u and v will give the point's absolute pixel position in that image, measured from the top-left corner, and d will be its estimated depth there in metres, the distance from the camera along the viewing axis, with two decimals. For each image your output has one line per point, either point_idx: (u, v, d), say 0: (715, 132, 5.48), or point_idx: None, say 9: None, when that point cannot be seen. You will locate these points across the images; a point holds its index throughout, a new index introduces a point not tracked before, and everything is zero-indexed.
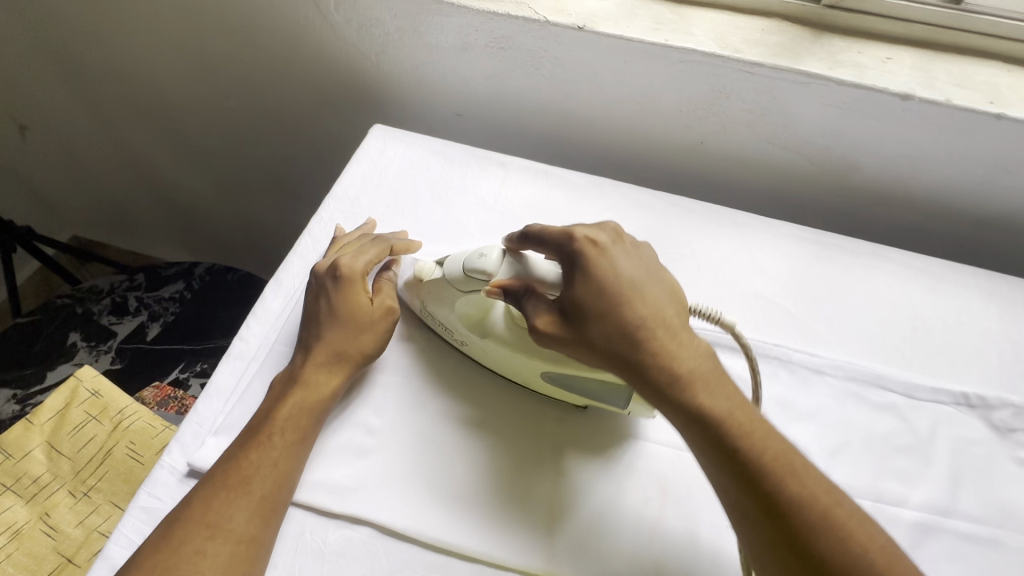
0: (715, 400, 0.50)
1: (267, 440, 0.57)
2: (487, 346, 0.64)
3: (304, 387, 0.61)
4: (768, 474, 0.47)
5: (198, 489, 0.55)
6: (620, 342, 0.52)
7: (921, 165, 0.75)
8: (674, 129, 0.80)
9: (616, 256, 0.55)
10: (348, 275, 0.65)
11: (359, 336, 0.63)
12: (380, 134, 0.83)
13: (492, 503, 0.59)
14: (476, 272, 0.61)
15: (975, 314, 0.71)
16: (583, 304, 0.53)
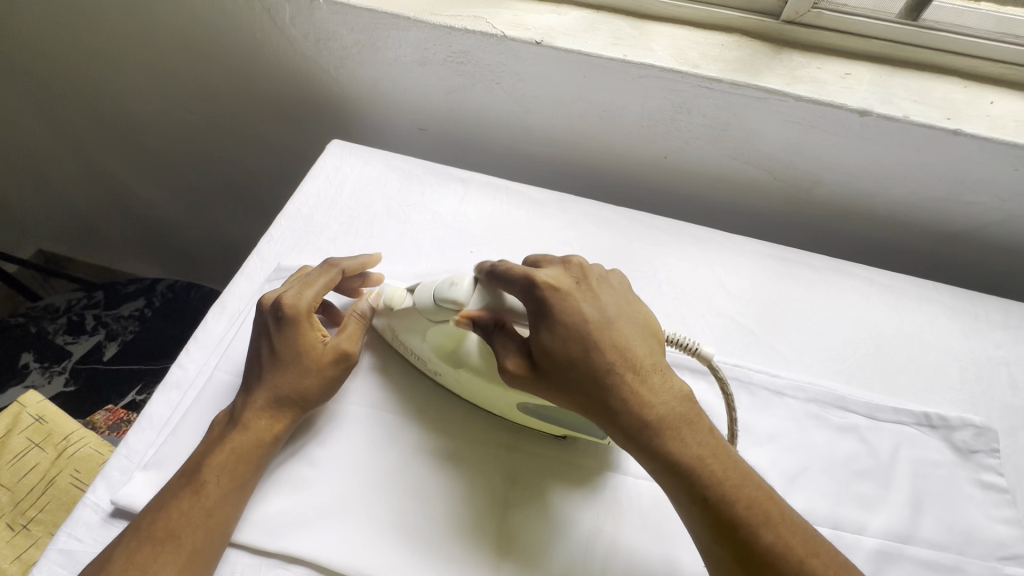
0: (695, 457, 0.43)
1: (196, 489, 0.45)
2: (460, 377, 0.52)
3: (245, 424, 0.49)
4: (744, 524, 0.40)
5: (95, 565, 0.43)
6: (589, 389, 0.44)
7: (885, 182, 0.70)
8: (637, 142, 0.75)
9: (578, 288, 0.47)
10: (294, 313, 0.51)
11: (310, 376, 0.51)
12: (337, 149, 0.74)
13: (434, 540, 0.48)
14: (447, 303, 0.50)
15: (938, 330, 0.65)
16: (544, 346, 0.45)
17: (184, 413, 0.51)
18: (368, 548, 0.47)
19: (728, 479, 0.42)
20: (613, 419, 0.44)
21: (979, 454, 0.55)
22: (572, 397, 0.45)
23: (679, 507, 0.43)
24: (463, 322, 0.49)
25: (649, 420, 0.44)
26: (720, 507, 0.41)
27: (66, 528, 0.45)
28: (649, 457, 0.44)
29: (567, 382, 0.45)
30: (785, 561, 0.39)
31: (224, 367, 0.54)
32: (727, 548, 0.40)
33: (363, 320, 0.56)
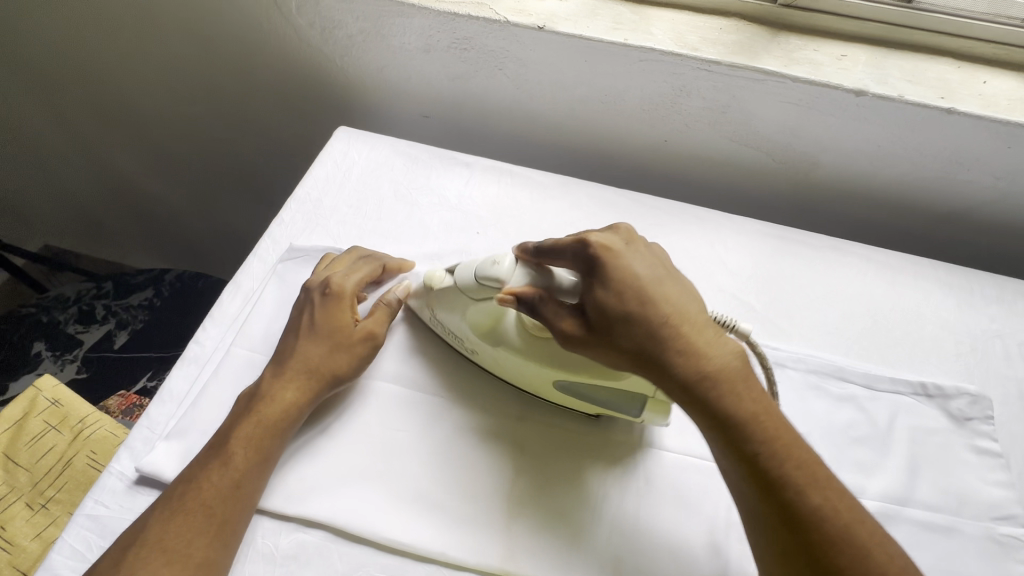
0: (750, 414, 0.42)
1: (226, 461, 0.46)
2: (498, 356, 0.53)
3: (272, 397, 0.50)
4: (791, 484, 0.40)
5: (125, 538, 0.43)
6: (643, 343, 0.43)
7: (880, 162, 0.72)
8: (638, 126, 0.77)
9: (630, 245, 0.47)
10: (337, 290, 0.54)
11: (339, 353, 0.52)
12: (344, 135, 0.76)
13: (448, 504, 0.49)
14: (490, 281, 0.49)
15: (933, 305, 0.67)
16: (598, 299, 0.44)
17: (203, 387, 0.53)
18: (381, 511, 0.48)
19: (780, 438, 0.41)
20: (667, 373, 0.43)
21: (974, 421, 0.57)
22: (623, 352, 0.44)
23: (727, 464, 0.42)
24: (508, 301, 0.47)
25: (704, 376, 0.42)
26: (772, 466, 0.40)
27: (93, 495, 0.47)
28: (702, 412, 0.42)
29: (620, 336, 0.43)
30: (829, 521, 0.39)
31: (240, 344, 0.55)
32: (776, 507, 0.40)
33: (387, 306, 0.56)
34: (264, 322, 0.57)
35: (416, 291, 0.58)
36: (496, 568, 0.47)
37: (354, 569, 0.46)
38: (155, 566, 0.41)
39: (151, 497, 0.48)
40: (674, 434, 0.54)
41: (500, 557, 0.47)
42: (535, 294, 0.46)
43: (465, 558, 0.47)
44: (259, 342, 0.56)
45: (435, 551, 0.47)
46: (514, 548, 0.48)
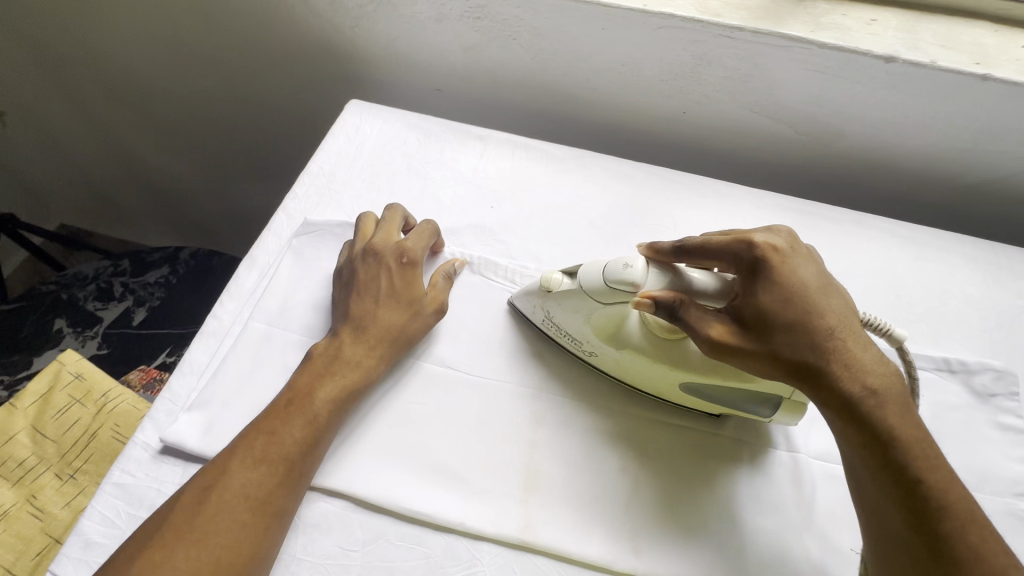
0: (912, 440, 0.40)
1: (311, 418, 0.47)
2: (623, 360, 0.51)
3: (355, 360, 0.50)
4: (947, 516, 0.38)
5: (201, 478, 0.44)
6: (799, 352, 0.42)
7: (908, 133, 0.69)
8: (655, 96, 0.74)
9: (797, 252, 0.46)
10: (412, 257, 0.55)
11: (415, 320, 0.54)
12: (356, 109, 0.75)
13: (468, 476, 0.49)
14: (623, 286, 0.47)
15: (958, 280, 0.65)
16: (758, 302, 0.44)
17: (223, 360, 0.53)
18: (404, 479, 0.48)
19: (941, 469, 0.40)
20: (826, 387, 0.42)
21: (998, 397, 0.56)
22: (780, 360, 0.43)
23: (873, 486, 0.41)
24: (646, 305, 0.45)
25: (868, 395, 0.41)
26: (930, 495, 0.39)
27: (120, 464, 0.48)
28: (859, 429, 0.41)
29: (780, 343, 0.43)
30: (990, 561, 0.37)
31: (258, 317, 0.56)
32: (927, 536, 0.38)
33: (448, 274, 0.58)
34: (278, 297, 0.57)
35: (528, 289, 0.55)
36: (516, 539, 0.46)
37: (375, 538, 0.46)
38: (236, 509, 0.42)
39: (175, 467, 0.48)
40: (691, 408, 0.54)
41: (521, 528, 0.47)
42: (676, 299, 0.45)
43: (485, 528, 0.46)
44: (277, 316, 0.56)
45: (455, 521, 0.47)
46: (534, 519, 0.47)
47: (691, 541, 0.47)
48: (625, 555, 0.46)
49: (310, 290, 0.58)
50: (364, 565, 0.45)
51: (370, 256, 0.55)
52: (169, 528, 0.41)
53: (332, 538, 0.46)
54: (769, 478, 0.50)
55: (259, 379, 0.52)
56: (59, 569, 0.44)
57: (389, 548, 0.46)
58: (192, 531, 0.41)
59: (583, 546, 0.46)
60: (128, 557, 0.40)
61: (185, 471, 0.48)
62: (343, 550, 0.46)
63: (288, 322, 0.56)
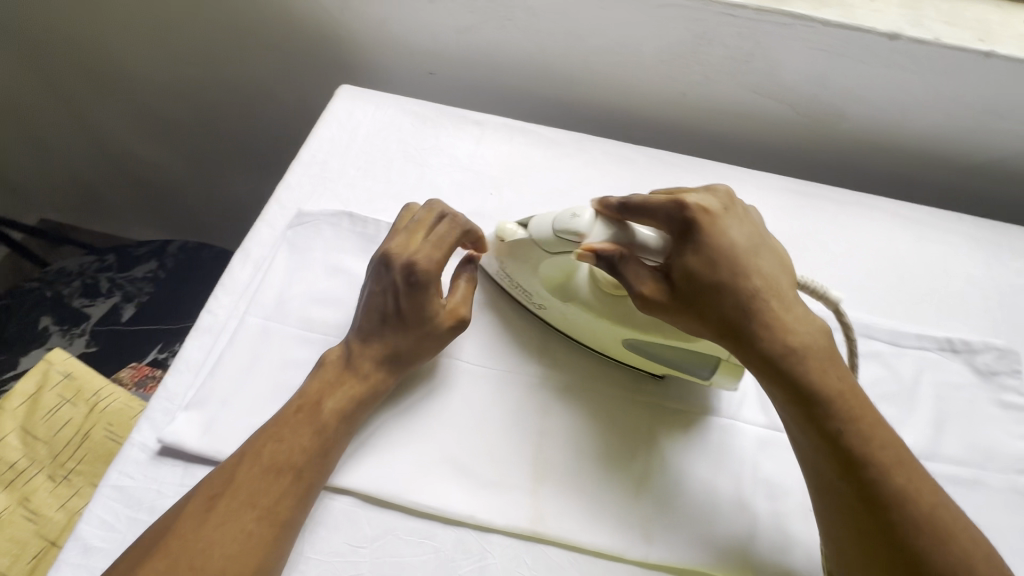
0: (835, 391, 0.42)
1: (319, 427, 0.46)
2: (568, 313, 0.53)
3: (362, 373, 0.49)
4: (872, 463, 0.41)
5: (212, 482, 0.43)
6: (727, 313, 0.44)
7: (910, 113, 0.69)
8: (655, 78, 0.73)
9: (725, 210, 0.47)
10: (424, 274, 0.50)
11: (425, 341, 0.50)
12: (348, 94, 0.72)
13: (474, 468, 0.48)
14: (569, 234, 0.48)
15: (960, 261, 0.65)
16: (686, 263, 0.45)
17: (220, 356, 0.52)
18: (408, 472, 0.48)
19: (864, 419, 0.42)
20: (753, 346, 0.44)
21: (1001, 375, 0.56)
22: (708, 320, 0.44)
23: (803, 438, 0.43)
24: (587, 256, 0.46)
25: (792, 350, 0.43)
26: (854, 446, 0.41)
27: (117, 466, 0.47)
28: (783, 384, 0.43)
29: (709, 302, 0.44)
30: (911, 503, 0.40)
31: (254, 312, 0.54)
32: (855, 486, 0.41)
33: (471, 280, 0.54)
34: (274, 290, 0.55)
35: (488, 243, 0.57)
36: (526, 529, 0.46)
37: (383, 533, 0.46)
38: (244, 520, 0.42)
39: (175, 467, 0.47)
40: (697, 395, 0.53)
41: (529, 518, 0.46)
42: (616, 252, 0.45)
43: (494, 519, 0.46)
44: (273, 309, 0.54)
45: (463, 513, 0.46)
46: (541, 509, 0.47)
47: (703, 527, 0.47)
48: (636, 543, 0.46)
49: (307, 282, 0.56)
50: (374, 560, 0.44)
51: (384, 261, 0.52)
52: (178, 532, 0.41)
53: (340, 535, 0.45)
54: (777, 462, 0.50)
55: (258, 374, 0.51)
56: (58, 574, 0.43)
57: (398, 542, 0.45)
58: (199, 537, 0.41)
59: (594, 535, 0.46)
60: (140, 559, 0.40)
61: (186, 471, 0.47)
62: (349, 546, 0.45)
63: (285, 315, 0.54)
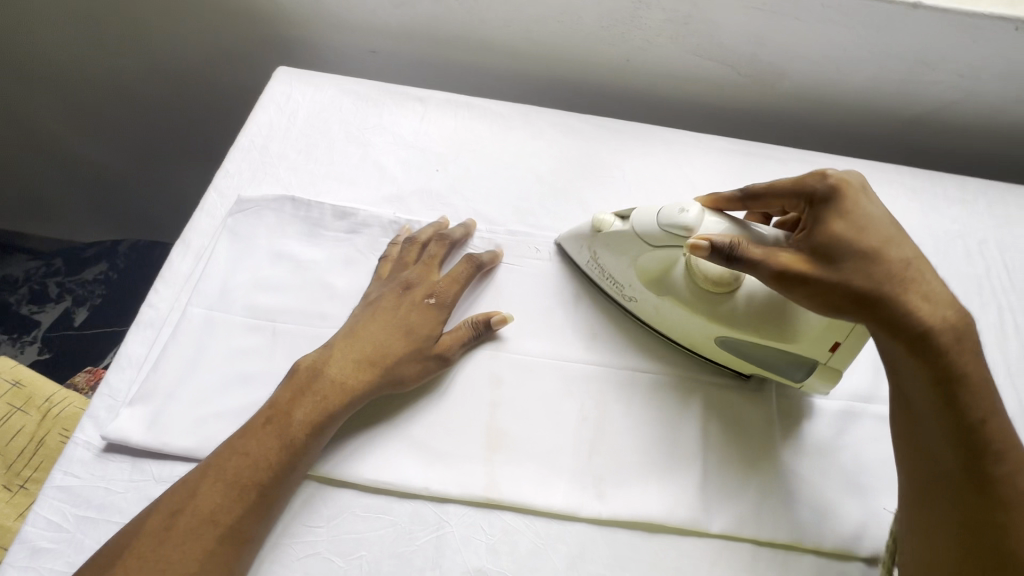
0: (981, 379, 0.39)
1: (287, 441, 0.44)
2: (663, 308, 0.52)
3: (340, 383, 0.47)
4: (1002, 458, 0.38)
5: (171, 498, 0.41)
6: (878, 281, 0.40)
7: (846, 68, 0.70)
8: (597, 45, 0.72)
9: (869, 192, 0.44)
10: (440, 300, 0.53)
11: (413, 362, 0.49)
12: (285, 76, 0.70)
13: (430, 443, 0.48)
14: (676, 228, 0.47)
15: (896, 211, 0.67)
16: (835, 234, 0.42)
17: (163, 349, 0.50)
18: (362, 450, 0.48)
19: (1000, 414, 0.39)
20: (903, 317, 0.39)
21: None
22: (853, 290, 0.40)
23: (931, 424, 0.40)
24: (702, 247, 0.44)
25: (949, 331, 0.39)
26: (993, 437, 0.38)
27: (60, 466, 0.45)
28: (932, 366, 0.39)
29: (855, 274, 0.40)
30: None
31: (197, 303, 0.53)
32: (980, 477, 0.38)
33: (473, 328, 0.52)
34: (217, 279, 0.54)
35: (578, 232, 0.56)
36: (481, 497, 0.46)
37: (340, 511, 0.46)
38: (202, 539, 0.40)
39: (121, 463, 0.46)
40: (645, 357, 0.54)
41: (484, 485, 0.47)
42: (733, 242, 0.44)
43: (450, 488, 0.46)
44: (217, 299, 0.53)
45: (420, 484, 0.46)
46: (497, 476, 0.47)
47: (657, 481, 0.48)
48: (591, 501, 0.47)
49: (251, 270, 0.55)
50: (330, 538, 0.45)
51: (403, 287, 0.53)
52: (134, 551, 0.39)
53: (295, 517, 0.45)
54: (723, 413, 0.52)
55: (205, 365, 0.50)
56: None
57: (354, 518, 0.45)
58: (157, 557, 0.39)
59: (548, 497, 0.47)
60: None
61: (134, 466, 0.46)
62: (306, 525, 0.45)
63: (230, 304, 0.53)
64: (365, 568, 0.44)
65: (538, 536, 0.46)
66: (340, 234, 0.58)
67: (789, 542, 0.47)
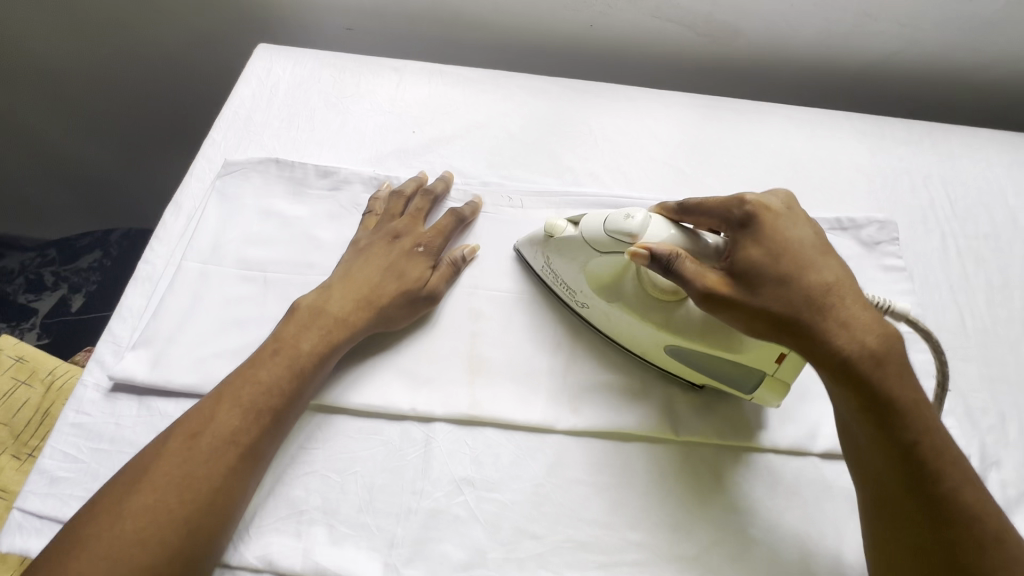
0: (912, 401, 0.40)
1: (296, 369, 0.47)
2: (613, 313, 0.52)
3: (342, 319, 0.51)
4: (945, 474, 0.39)
5: (188, 423, 0.43)
6: (797, 310, 0.41)
7: (796, 23, 0.75)
8: (562, 11, 0.76)
9: (786, 212, 0.46)
10: (428, 246, 0.57)
11: (407, 304, 0.53)
12: (265, 52, 0.74)
13: (415, 372, 0.52)
14: (621, 237, 0.47)
15: (847, 152, 0.72)
16: (752, 259, 0.43)
17: (161, 299, 0.54)
18: (352, 381, 0.51)
19: (935, 430, 0.40)
20: (824, 345, 0.40)
21: (882, 244, 0.63)
22: (774, 318, 0.42)
23: (873, 449, 0.41)
24: (643, 256, 0.44)
25: (871, 358, 0.40)
26: (927, 455, 0.39)
27: (72, 406, 0.49)
28: (858, 391, 0.40)
29: (772, 301, 0.42)
30: (980, 522, 0.38)
31: (191, 257, 0.56)
32: (919, 499, 0.39)
33: (453, 264, 0.57)
34: (209, 234, 0.58)
35: (532, 237, 0.56)
36: (464, 416, 0.50)
37: (334, 434, 0.49)
38: (223, 457, 0.43)
39: (129, 401, 0.49)
40: None
41: (467, 406, 0.51)
42: (673, 253, 0.44)
43: (435, 410, 0.50)
44: (209, 253, 0.57)
45: (408, 408, 0.50)
46: (478, 399, 0.51)
47: (626, 397, 0.52)
48: (565, 415, 0.51)
49: (240, 226, 0.59)
50: (327, 457, 0.48)
51: (392, 237, 0.57)
52: (158, 469, 0.41)
53: (293, 441, 0.49)
54: None
55: (202, 311, 0.53)
56: (26, 505, 0.44)
57: (348, 439, 0.49)
58: (182, 474, 0.41)
59: (527, 413, 0.51)
60: (118, 496, 0.40)
61: (140, 402, 0.49)
62: (303, 447, 0.49)
63: (222, 257, 0.56)
64: (360, 482, 0.47)
65: (518, 446, 0.50)
66: (323, 192, 0.62)
67: (748, 443, 0.51)
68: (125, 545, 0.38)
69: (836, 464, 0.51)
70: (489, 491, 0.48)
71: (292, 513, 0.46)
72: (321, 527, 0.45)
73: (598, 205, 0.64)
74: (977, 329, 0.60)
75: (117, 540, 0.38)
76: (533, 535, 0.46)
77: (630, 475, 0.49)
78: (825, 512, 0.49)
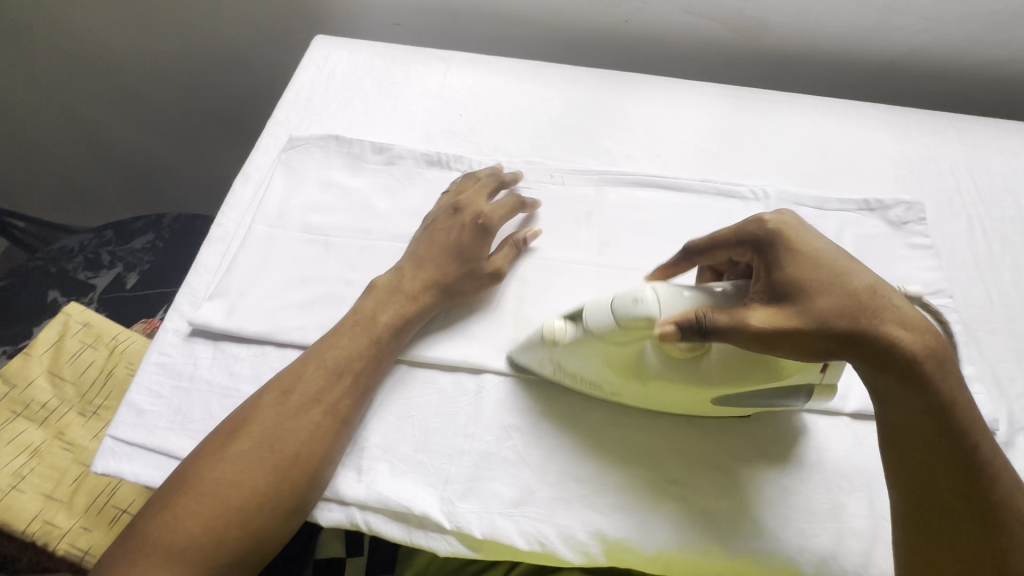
0: (959, 400, 0.41)
1: (375, 338, 0.51)
2: (647, 389, 0.48)
3: (412, 295, 0.54)
4: (987, 476, 0.40)
5: (280, 381, 0.48)
6: (855, 318, 0.40)
7: (823, 19, 0.78)
8: (599, 7, 0.81)
9: (809, 228, 0.45)
10: (488, 221, 0.58)
11: (469, 279, 0.56)
12: (322, 42, 0.79)
13: (466, 327, 0.56)
14: (639, 323, 0.43)
15: (874, 140, 0.75)
16: (791, 277, 0.42)
17: (233, 257, 0.59)
18: None
19: (979, 428, 0.41)
20: (883, 351, 0.40)
21: (910, 224, 0.66)
22: (832, 331, 0.40)
23: (922, 452, 0.41)
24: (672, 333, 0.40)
25: (928, 359, 0.40)
26: (974, 456, 0.40)
27: (155, 348, 0.53)
28: (919, 396, 0.40)
29: (829, 314, 0.40)
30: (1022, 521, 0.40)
31: (260, 221, 0.61)
32: (968, 499, 0.40)
33: (517, 246, 0.59)
34: (276, 201, 0.63)
35: (529, 341, 0.51)
36: (511, 367, 0.54)
37: (392, 380, 0.53)
38: (308, 417, 0.46)
39: (205, 345, 0.54)
40: (649, 260, 0.62)
41: (514, 358, 0.54)
42: (700, 314, 0.40)
43: (485, 361, 0.54)
44: (276, 218, 0.61)
45: (459, 358, 0.54)
46: None
47: None
48: None
49: (304, 196, 0.63)
50: (386, 400, 0.52)
51: (454, 209, 0.59)
52: (256, 420, 0.45)
53: None
54: None
55: (271, 269, 0.58)
56: (117, 433, 0.49)
57: (405, 386, 0.53)
58: (276, 425, 0.45)
59: None
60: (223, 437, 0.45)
61: (216, 346, 0.54)
62: None
63: (288, 222, 0.61)
64: (417, 424, 0.51)
65: (562, 397, 0.53)
66: (378, 166, 0.66)
67: None
68: (231, 482, 0.43)
69: (867, 424, 0.53)
70: (536, 436, 0.51)
71: (355, 449, 0.50)
72: (382, 463, 0.49)
73: (635, 183, 0.68)
74: (1004, 305, 0.62)
75: (220, 477, 0.43)
76: (578, 479, 0.49)
77: (668, 431, 0.52)
78: (857, 467, 0.51)
